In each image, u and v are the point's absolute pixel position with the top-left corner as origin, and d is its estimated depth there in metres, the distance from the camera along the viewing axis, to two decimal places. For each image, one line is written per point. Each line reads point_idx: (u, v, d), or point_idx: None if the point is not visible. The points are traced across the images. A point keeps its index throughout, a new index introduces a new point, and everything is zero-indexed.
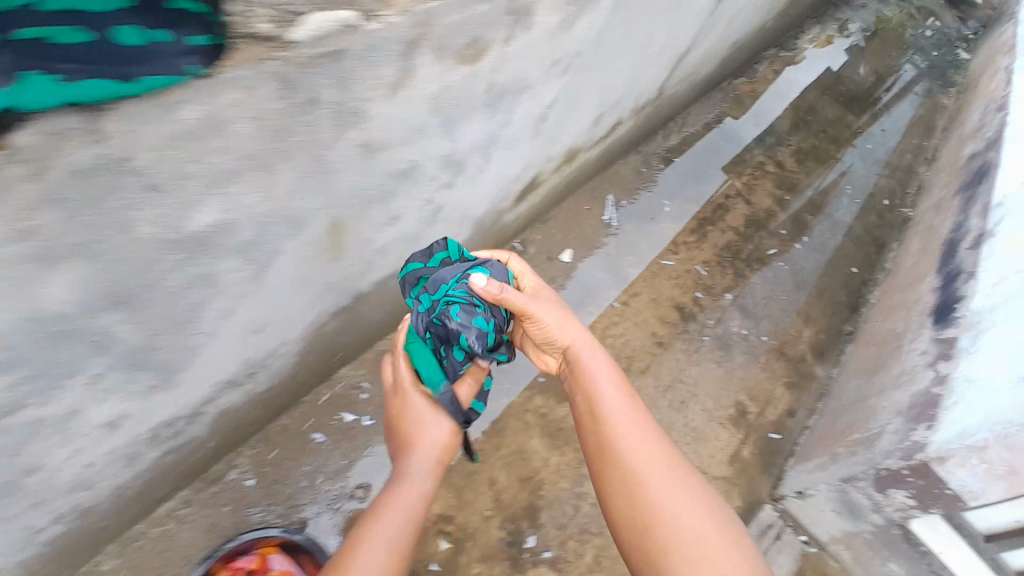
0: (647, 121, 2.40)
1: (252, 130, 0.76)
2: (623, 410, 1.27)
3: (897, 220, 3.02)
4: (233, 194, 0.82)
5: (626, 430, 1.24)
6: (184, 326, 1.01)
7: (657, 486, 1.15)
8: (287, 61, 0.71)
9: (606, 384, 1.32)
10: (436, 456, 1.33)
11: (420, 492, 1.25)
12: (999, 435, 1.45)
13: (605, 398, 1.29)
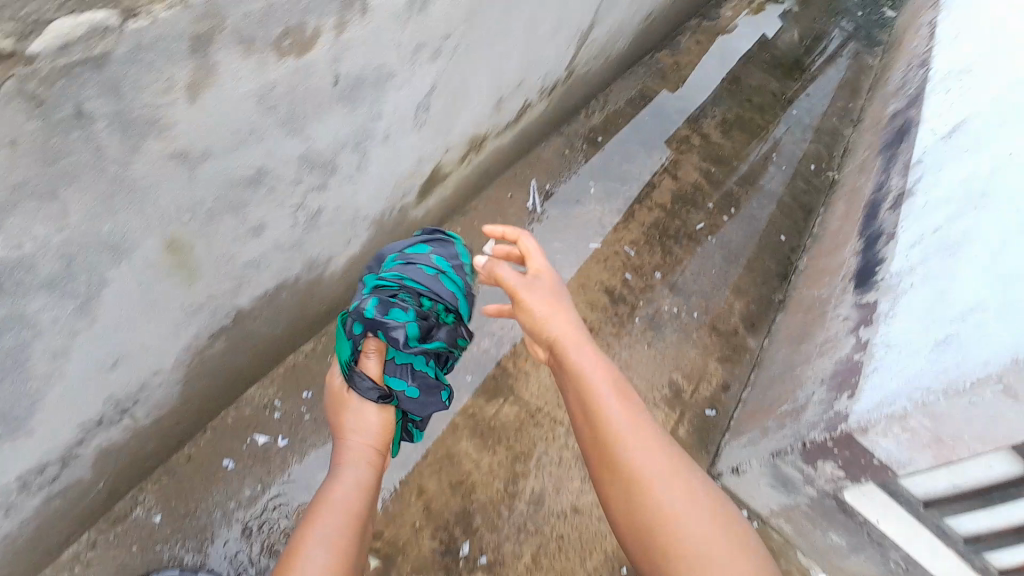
0: (562, 101, 2.33)
1: (7, 155, 0.62)
2: (622, 405, 1.13)
3: (825, 184, 3.04)
4: (12, 229, 0.69)
5: (631, 430, 1.09)
6: (6, 376, 0.87)
7: (671, 492, 1.03)
8: (31, 78, 0.58)
9: (602, 375, 1.16)
10: (371, 443, 1.29)
11: (356, 481, 1.20)
12: (916, 402, 1.39)
13: (602, 394, 1.13)
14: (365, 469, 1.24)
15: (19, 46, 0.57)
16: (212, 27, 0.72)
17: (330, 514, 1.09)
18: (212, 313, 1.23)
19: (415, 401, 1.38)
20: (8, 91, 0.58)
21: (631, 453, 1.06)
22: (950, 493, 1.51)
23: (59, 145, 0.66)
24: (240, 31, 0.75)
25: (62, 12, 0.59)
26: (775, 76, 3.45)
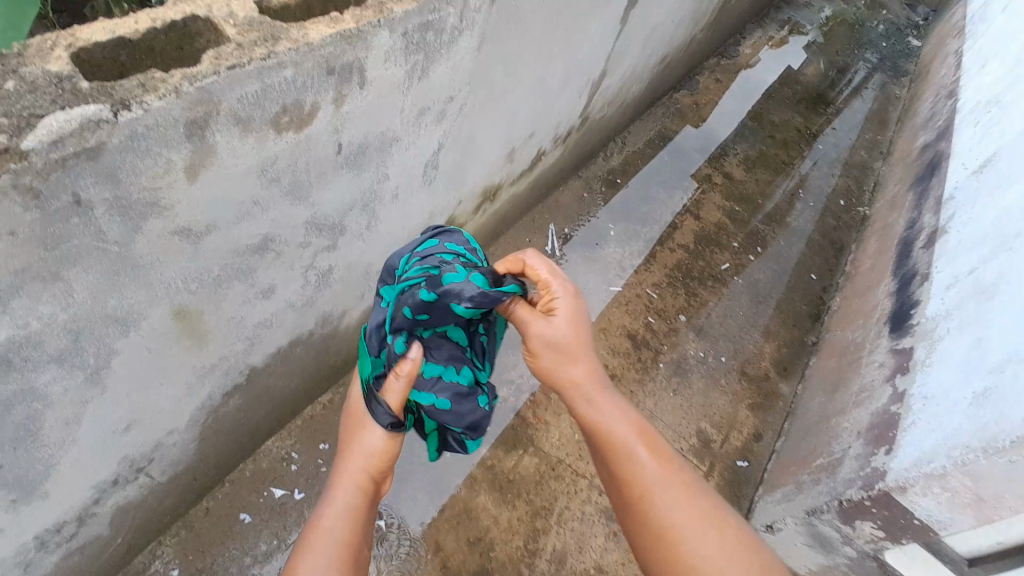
0: (579, 146, 2.34)
1: (12, 246, 0.66)
2: (648, 446, 1.01)
3: (856, 220, 2.96)
4: (21, 309, 0.73)
5: (660, 474, 0.97)
6: (23, 442, 0.89)
7: (703, 543, 0.91)
8: (25, 171, 0.61)
9: (624, 415, 1.04)
10: (372, 466, 1.05)
11: (352, 505, 0.98)
12: (957, 461, 1.31)
13: (625, 435, 1.02)
14: (357, 494, 1.00)
15: (11, 141, 0.61)
16: (206, 113, 0.75)
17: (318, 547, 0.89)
18: (225, 373, 1.24)
19: (450, 413, 1.12)
20: (3, 185, 0.60)
21: (658, 500, 0.95)
22: (995, 552, 1.35)
23: (59, 232, 0.69)
24: (236, 113, 0.78)
25: (55, 109, 0.64)
26: (799, 110, 3.41)
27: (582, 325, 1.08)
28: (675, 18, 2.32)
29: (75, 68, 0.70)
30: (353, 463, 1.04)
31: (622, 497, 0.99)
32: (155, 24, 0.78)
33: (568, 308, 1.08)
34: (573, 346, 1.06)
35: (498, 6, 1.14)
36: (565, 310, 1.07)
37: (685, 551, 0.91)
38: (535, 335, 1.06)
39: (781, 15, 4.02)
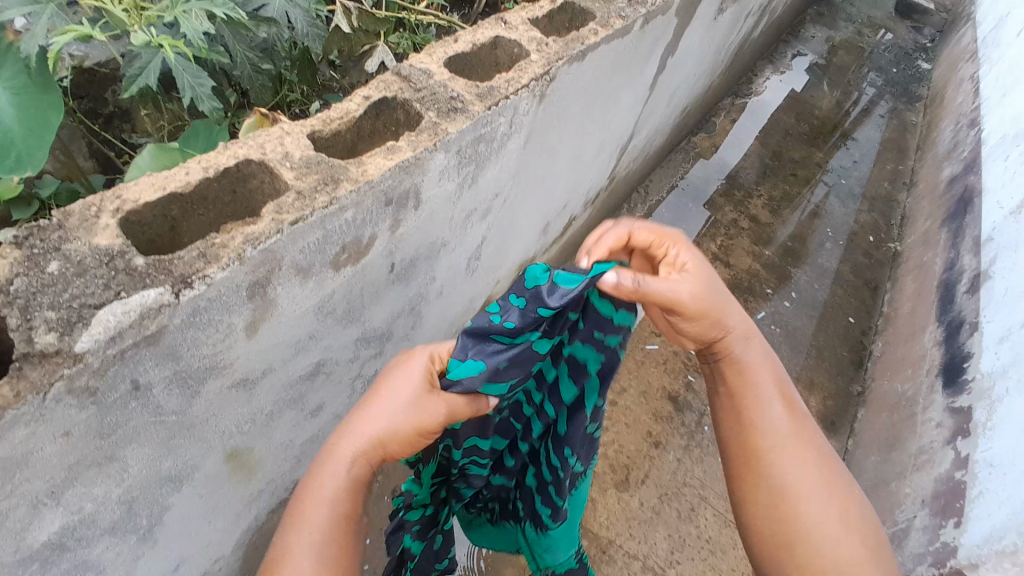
0: (604, 203, 2.29)
1: (67, 445, 0.60)
2: (784, 407, 0.88)
3: (888, 256, 2.86)
4: (76, 494, 0.67)
5: (794, 436, 0.86)
6: None
7: (825, 510, 0.82)
8: (79, 374, 0.56)
9: (762, 366, 0.90)
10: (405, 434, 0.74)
11: (349, 487, 0.72)
12: None
13: (760, 392, 0.88)
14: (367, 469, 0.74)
15: (65, 341, 0.55)
16: (269, 270, 0.70)
17: (298, 554, 0.67)
18: (270, 494, 1.16)
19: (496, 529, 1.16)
20: (61, 391, 0.55)
21: (785, 460, 0.84)
22: None
23: (114, 419, 0.63)
24: (299, 263, 0.73)
25: (113, 298, 0.58)
26: (818, 143, 3.32)
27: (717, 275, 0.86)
28: (699, 71, 2.28)
29: (126, 235, 0.64)
30: (358, 427, 0.74)
31: (740, 450, 0.87)
32: (205, 173, 0.72)
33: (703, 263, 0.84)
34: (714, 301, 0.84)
35: (545, 104, 1.10)
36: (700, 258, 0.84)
37: (809, 530, 0.81)
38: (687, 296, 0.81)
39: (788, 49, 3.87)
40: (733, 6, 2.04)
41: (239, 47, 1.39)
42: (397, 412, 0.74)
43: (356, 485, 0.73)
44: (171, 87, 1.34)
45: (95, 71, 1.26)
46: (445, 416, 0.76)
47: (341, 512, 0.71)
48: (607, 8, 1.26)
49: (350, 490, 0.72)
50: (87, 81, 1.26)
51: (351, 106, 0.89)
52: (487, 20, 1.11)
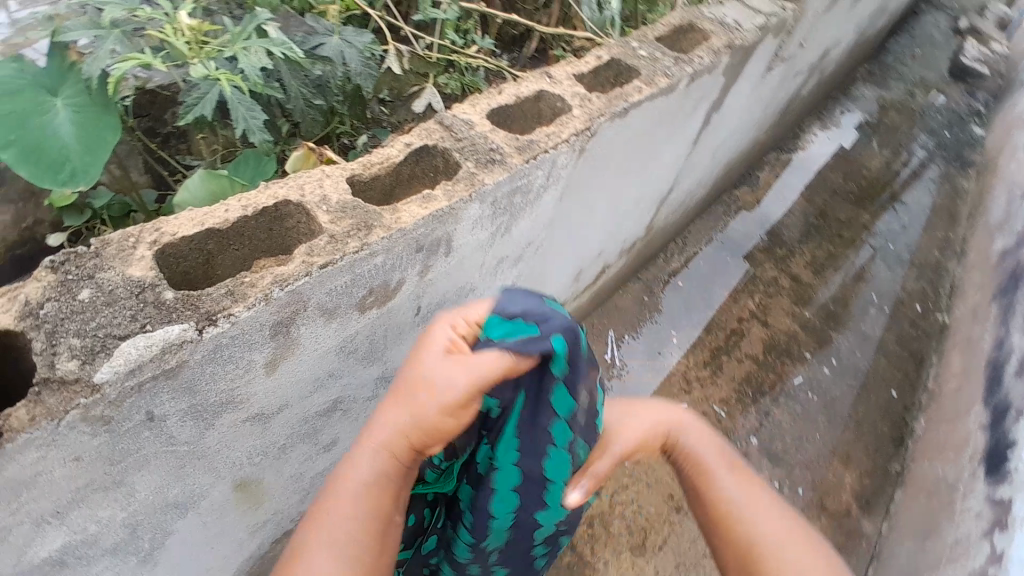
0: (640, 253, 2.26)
1: (77, 469, 0.60)
2: (740, 477, 0.88)
3: (934, 327, 2.73)
4: (82, 517, 0.66)
5: (755, 501, 0.84)
6: None
7: (811, 571, 0.75)
8: (95, 404, 0.56)
9: (710, 446, 0.92)
10: (428, 417, 0.64)
11: (377, 478, 0.65)
12: None
13: (712, 470, 0.89)
14: (391, 457, 0.65)
15: (85, 370, 0.56)
16: (294, 311, 0.70)
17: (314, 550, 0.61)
18: (276, 526, 1.13)
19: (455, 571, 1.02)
20: (75, 419, 0.56)
21: (755, 526, 0.81)
22: None
23: (126, 447, 0.63)
24: (324, 305, 0.74)
25: (137, 330, 0.59)
26: (867, 203, 3.22)
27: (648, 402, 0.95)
28: (745, 127, 2.26)
29: (159, 268, 0.65)
30: (384, 417, 0.66)
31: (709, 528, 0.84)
32: (244, 211, 0.74)
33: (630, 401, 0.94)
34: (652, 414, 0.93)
35: (584, 159, 1.11)
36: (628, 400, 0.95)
37: None
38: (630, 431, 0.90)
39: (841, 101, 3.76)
40: (784, 65, 2.01)
41: (294, 83, 1.46)
42: (418, 394, 0.64)
43: (387, 476, 0.65)
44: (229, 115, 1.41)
45: (157, 93, 1.32)
46: (470, 385, 0.63)
47: (372, 508, 0.65)
48: (653, 66, 1.27)
49: (381, 483, 0.65)
50: (148, 102, 1.31)
51: (393, 151, 0.91)
52: (532, 74, 1.13)
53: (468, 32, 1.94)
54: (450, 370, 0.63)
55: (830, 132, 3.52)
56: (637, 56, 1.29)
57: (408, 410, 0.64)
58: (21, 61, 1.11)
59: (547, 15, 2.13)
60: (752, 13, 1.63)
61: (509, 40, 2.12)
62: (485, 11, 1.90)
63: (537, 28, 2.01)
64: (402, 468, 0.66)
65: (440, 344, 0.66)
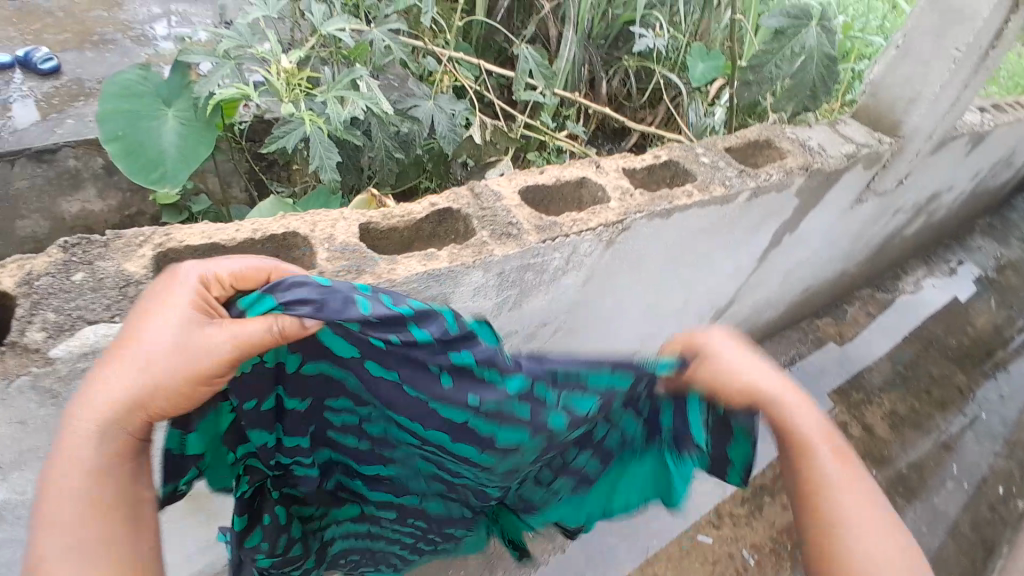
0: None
1: (21, 431, 0.64)
2: (852, 490, 0.65)
3: (1014, 517, 2.21)
4: (24, 480, 0.69)
5: (867, 527, 0.62)
6: None
7: None
8: (44, 376, 0.61)
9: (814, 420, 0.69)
10: (168, 374, 0.52)
11: (117, 452, 0.53)
12: None
13: (817, 471, 0.66)
14: (131, 422, 0.53)
15: (45, 343, 0.61)
16: None
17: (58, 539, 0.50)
18: None
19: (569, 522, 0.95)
20: (22, 384, 0.60)
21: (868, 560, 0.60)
22: None
23: None
24: None
25: (104, 318, 0.64)
26: (972, 360, 2.76)
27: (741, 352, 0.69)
28: (835, 255, 2.12)
29: (151, 271, 0.69)
30: (106, 379, 0.52)
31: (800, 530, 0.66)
32: (253, 234, 0.79)
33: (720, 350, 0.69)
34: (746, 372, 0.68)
35: (613, 250, 1.08)
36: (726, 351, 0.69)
37: None
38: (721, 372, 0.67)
39: (964, 248, 3.38)
40: (877, 199, 1.89)
41: (380, 136, 1.56)
42: (158, 355, 0.52)
43: (128, 447, 0.54)
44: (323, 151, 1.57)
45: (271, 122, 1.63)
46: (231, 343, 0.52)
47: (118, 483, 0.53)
48: (710, 175, 1.25)
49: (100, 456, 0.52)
50: (262, 130, 1.63)
51: (416, 208, 0.94)
52: (580, 160, 1.14)
53: (565, 117, 2.01)
54: (198, 330, 0.53)
55: (940, 280, 3.10)
56: (697, 162, 1.27)
57: (137, 372, 0.52)
58: (146, 71, 1.37)
59: (652, 114, 2.16)
60: (842, 140, 1.58)
61: (608, 134, 2.17)
62: (586, 103, 1.96)
63: (630, 123, 2.03)
64: (139, 439, 0.54)
65: (179, 301, 0.54)
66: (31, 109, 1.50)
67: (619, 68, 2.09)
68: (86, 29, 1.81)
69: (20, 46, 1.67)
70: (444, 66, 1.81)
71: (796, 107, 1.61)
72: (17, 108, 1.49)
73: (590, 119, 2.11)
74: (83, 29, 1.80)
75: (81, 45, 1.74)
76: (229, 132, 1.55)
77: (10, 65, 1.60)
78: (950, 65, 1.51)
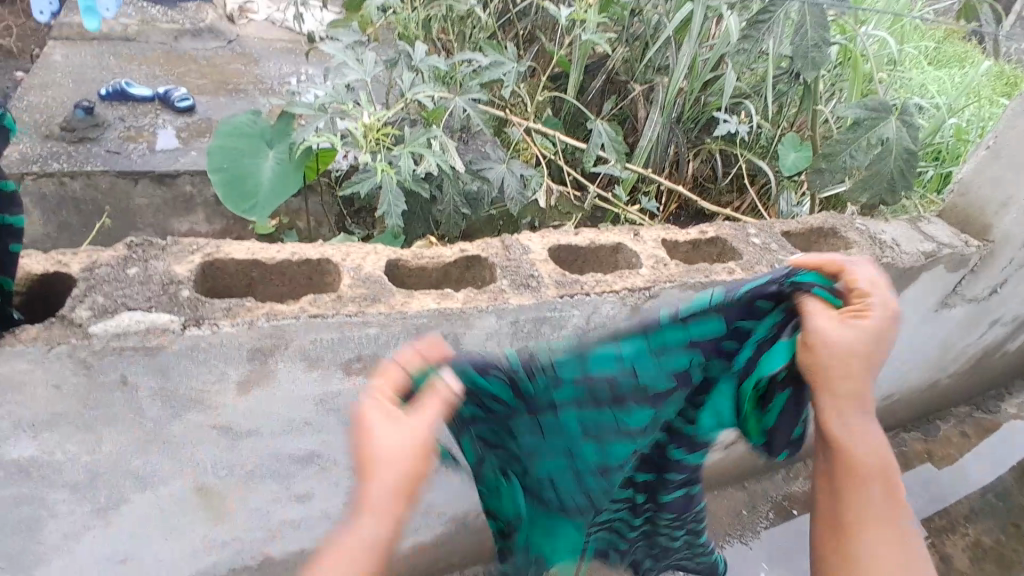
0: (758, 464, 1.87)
1: (57, 396, 0.76)
2: (893, 529, 0.72)
3: None
4: (59, 446, 0.80)
5: (883, 544, 0.71)
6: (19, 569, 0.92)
7: None
8: (80, 348, 0.73)
9: (872, 441, 0.72)
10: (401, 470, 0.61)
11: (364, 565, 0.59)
12: None
13: (865, 507, 0.72)
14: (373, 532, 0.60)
15: (88, 321, 0.75)
16: (275, 344, 0.81)
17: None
18: (234, 558, 1.09)
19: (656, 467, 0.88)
20: (62, 351, 0.73)
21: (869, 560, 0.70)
22: None
23: (98, 396, 0.77)
24: (306, 351, 0.83)
25: (139, 309, 0.77)
26: None
27: (874, 346, 0.69)
28: (934, 363, 1.93)
29: (194, 273, 0.83)
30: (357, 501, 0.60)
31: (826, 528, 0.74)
32: (290, 257, 0.90)
33: (867, 325, 0.68)
34: (862, 358, 0.69)
35: None
36: (876, 315, 0.69)
37: None
38: (852, 343, 0.68)
39: None
40: (967, 305, 1.72)
41: (451, 189, 1.64)
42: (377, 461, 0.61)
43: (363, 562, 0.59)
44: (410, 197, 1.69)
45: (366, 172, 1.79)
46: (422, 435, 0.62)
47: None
48: (759, 255, 1.21)
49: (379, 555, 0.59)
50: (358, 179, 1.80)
51: (447, 252, 1.00)
52: (619, 227, 1.16)
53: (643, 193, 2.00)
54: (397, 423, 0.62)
55: None
56: (747, 242, 1.24)
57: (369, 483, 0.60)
58: (256, 116, 1.57)
59: (738, 199, 2.11)
60: (921, 237, 1.48)
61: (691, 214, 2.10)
62: (664, 181, 1.93)
63: (706, 206, 1.96)
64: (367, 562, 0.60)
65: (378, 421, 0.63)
66: (174, 139, 1.78)
67: (703, 150, 2.05)
68: (226, 81, 2.13)
69: (162, 84, 2.03)
70: (525, 137, 1.89)
71: (871, 198, 1.54)
72: (159, 137, 1.78)
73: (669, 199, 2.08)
74: (222, 78, 2.15)
75: (216, 91, 2.07)
76: (325, 178, 1.74)
77: (151, 99, 1.93)
78: None
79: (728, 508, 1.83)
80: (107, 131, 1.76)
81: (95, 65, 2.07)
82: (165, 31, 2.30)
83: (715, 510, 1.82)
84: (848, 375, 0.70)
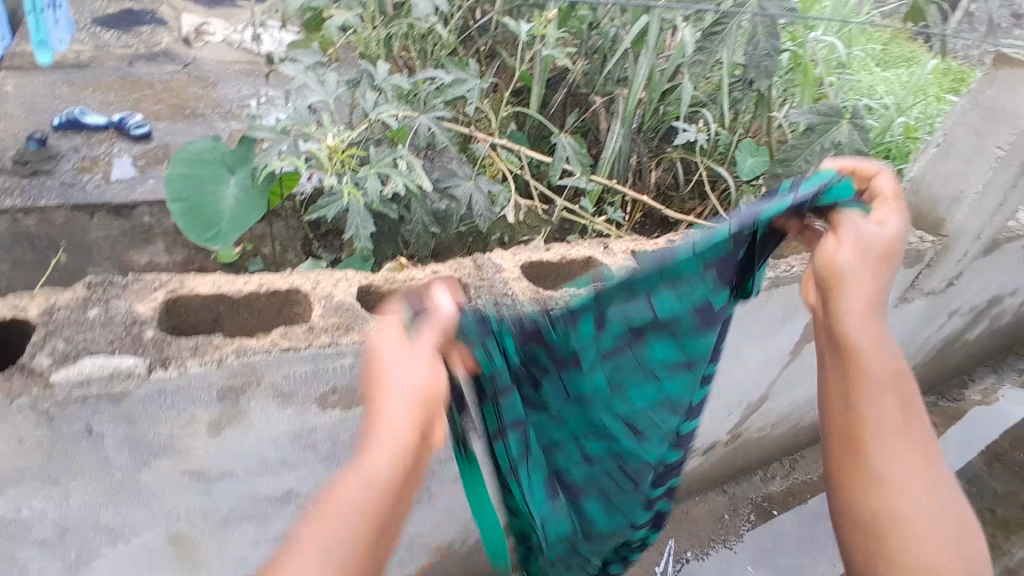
0: (736, 466, 1.90)
1: (19, 450, 0.74)
2: (907, 433, 0.79)
3: None
4: (21, 500, 0.78)
5: (899, 447, 0.79)
6: None
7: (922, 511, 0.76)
8: (40, 399, 0.71)
9: (873, 345, 0.81)
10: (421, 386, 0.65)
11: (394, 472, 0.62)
12: None
13: (875, 416, 0.79)
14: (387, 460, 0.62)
15: (48, 371, 0.72)
16: (245, 383, 0.80)
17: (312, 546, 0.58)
18: None
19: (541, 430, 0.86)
20: (23, 405, 0.70)
21: (889, 466, 0.78)
22: None
23: (64, 448, 0.76)
24: (279, 386, 0.82)
25: (101, 354, 0.74)
26: None
27: (892, 246, 0.82)
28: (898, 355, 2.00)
29: (158, 312, 0.81)
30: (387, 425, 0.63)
31: (844, 442, 0.81)
32: (257, 289, 0.88)
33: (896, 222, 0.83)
34: (885, 257, 0.82)
35: None
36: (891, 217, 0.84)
37: (898, 520, 0.76)
38: (876, 238, 0.82)
39: None
40: (925, 297, 1.79)
41: (419, 208, 1.63)
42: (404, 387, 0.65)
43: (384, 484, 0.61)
44: (379, 218, 1.69)
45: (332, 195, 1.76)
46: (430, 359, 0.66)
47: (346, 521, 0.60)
48: None
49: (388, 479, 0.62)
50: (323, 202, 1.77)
51: (418, 275, 0.99)
52: (588, 240, 1.18)
53: (609, 203, 2.02)
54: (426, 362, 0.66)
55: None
56: None
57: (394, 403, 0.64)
58: (216, 142, 1.54)
59: (701, 206, 2.13)
60: None
61: (656, 223, 2.12)
62: (629, 191, 1.96)
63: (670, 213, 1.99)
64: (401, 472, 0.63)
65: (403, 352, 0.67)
66: (130, 168, 1.74)
67: (665, 159, 2.08)
68: (184, 106, 2.09)
69: (117, 112, 1.98)
70: (491, 152, 1.89)
71: None
72: (115, 166, 1.73)
73: (634, 207, 2.11)
74: (180, 103, 2.10)
75: (173, 116, 2.03)
76: (289, 201, 1.73)
77: (105, 127, 1.87)
78: (993, 163, 1.49)
79: (711, 511, 1.85)
80: (60, 162, 1.71)
81: (46, 94, 2.00)
82: (118, 57, 2.25)
83: (697, 514, 1.83)
84: (867, 269, 0.81)
